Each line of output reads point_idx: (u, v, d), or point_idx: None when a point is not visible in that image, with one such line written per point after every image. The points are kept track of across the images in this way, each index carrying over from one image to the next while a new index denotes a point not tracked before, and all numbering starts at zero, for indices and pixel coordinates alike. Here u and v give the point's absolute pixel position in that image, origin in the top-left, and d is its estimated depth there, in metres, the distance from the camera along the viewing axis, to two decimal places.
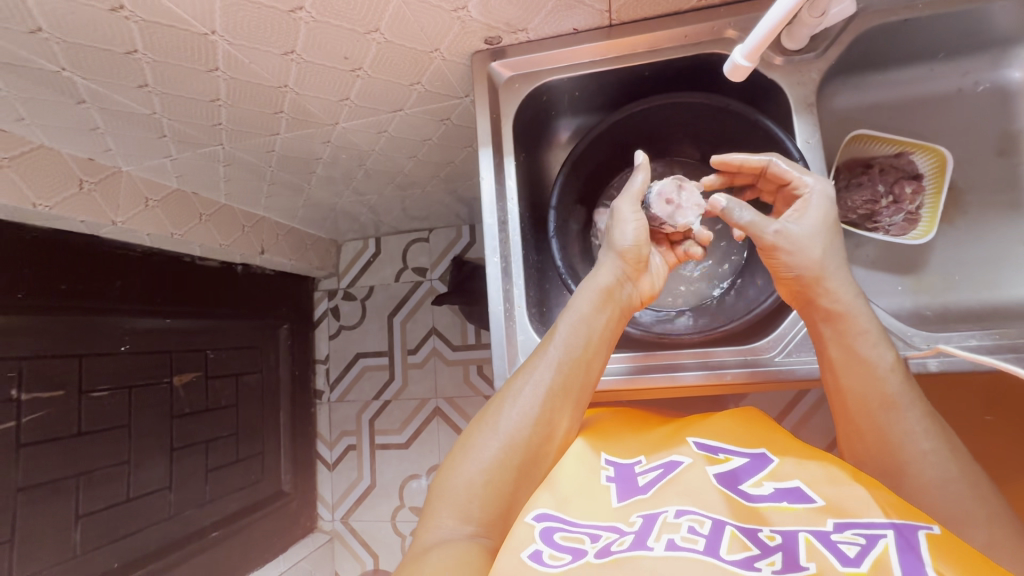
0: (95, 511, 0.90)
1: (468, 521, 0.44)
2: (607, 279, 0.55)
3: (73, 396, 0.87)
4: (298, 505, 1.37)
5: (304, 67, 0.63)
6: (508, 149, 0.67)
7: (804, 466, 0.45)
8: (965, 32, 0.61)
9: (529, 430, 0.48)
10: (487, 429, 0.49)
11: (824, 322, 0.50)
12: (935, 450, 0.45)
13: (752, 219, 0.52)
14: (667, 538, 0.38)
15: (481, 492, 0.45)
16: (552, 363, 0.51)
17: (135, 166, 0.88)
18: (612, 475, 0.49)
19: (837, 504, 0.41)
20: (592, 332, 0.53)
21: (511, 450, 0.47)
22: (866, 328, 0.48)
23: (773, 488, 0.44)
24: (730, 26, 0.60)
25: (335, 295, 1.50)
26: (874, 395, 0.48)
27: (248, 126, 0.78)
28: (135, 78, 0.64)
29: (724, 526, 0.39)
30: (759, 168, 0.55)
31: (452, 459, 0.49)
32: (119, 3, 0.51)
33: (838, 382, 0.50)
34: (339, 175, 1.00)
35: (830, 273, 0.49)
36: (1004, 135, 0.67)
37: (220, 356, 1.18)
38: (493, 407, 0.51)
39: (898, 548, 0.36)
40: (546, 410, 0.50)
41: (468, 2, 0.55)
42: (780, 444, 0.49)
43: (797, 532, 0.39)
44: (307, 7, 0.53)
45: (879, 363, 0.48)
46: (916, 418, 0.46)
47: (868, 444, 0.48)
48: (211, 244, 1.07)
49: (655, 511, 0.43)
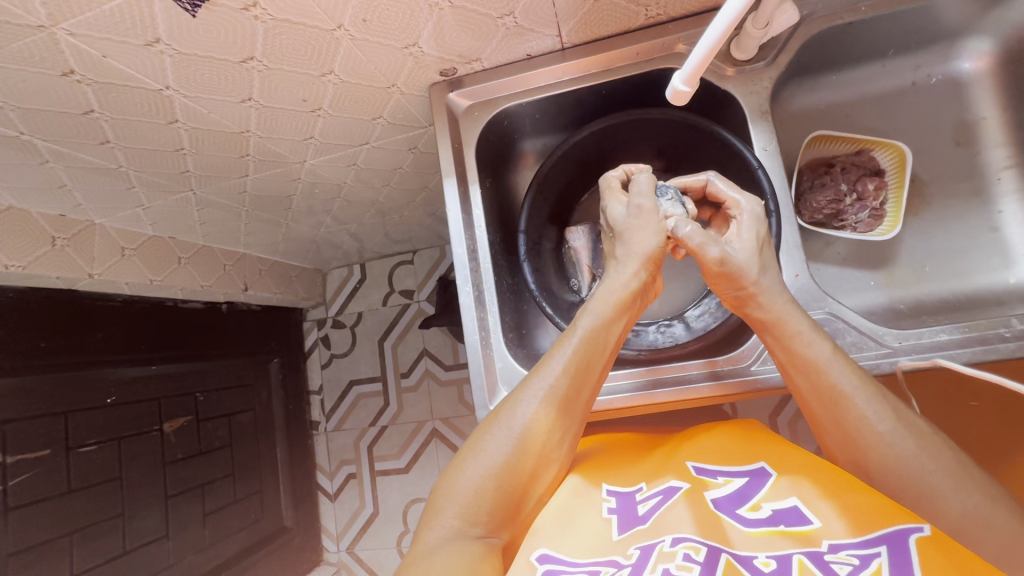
0: (92, 567, 0.89)
1: (476, 523, 0.44)
2: (629, 281, 0.52)
3: (61, 454, 0.87)
4: (302, 539, 1.36)
5: (264, 112, 0.63)
6: (472, 177, 0.67)
7: (803, 484, 0.43)
8: (911, 28, 0.62)
9: (539, 435, 0.48)
10: (496, 431, 0.48)
11: (762, 331, 0.51)
12: (891, 431, 0.45)
13: (699, 237, 0.50)
14: (663, 569, 0.38)
15: (487, 496, 0.45)
16: (568, 367, 0.49)
17: (108, 217, 0.88)
18: (614, 507, 0.47)
19: (835, 524, 0.39)
20: (608, 338, 0.51)
21: (521, 454, 0.47)
22: (798, 329, 0.49)
23: (770, 512, 0.43)
24: (680, 41, 0.61)
25: (324, 324, 1.50)
26: (825, 388, 0.48)
27: (216, 171, 0.78)
28: (97, 136, 0.64)
29: (719, 554, 0.39)
30: (699, 188, 0.57)
31: (460, 457, 0.48)
32: (69, 67, 0.52)
33: (793, 382, 0.50)
34: (316, 207, 1.00)
35: (760, 285, 0.50)
36: (960, 126, 0.68)
37: (210, 397, 1.17)
38: (503, 408, 0.50)
39: (890, 568, 0.35)
40: (555, 417, 0.48)
41: (419, 38, 0.56)
42: (776, 454, 0.48)
43: (791, 555, 0.38)
44: (258, 56, 0.54)
45: (817, 356, 0.48)
46: (867, 400, 0.46)
47: (835, 438, 0.48)
48: (193, 286, 1.06)
49: (652, 540, 0.42)
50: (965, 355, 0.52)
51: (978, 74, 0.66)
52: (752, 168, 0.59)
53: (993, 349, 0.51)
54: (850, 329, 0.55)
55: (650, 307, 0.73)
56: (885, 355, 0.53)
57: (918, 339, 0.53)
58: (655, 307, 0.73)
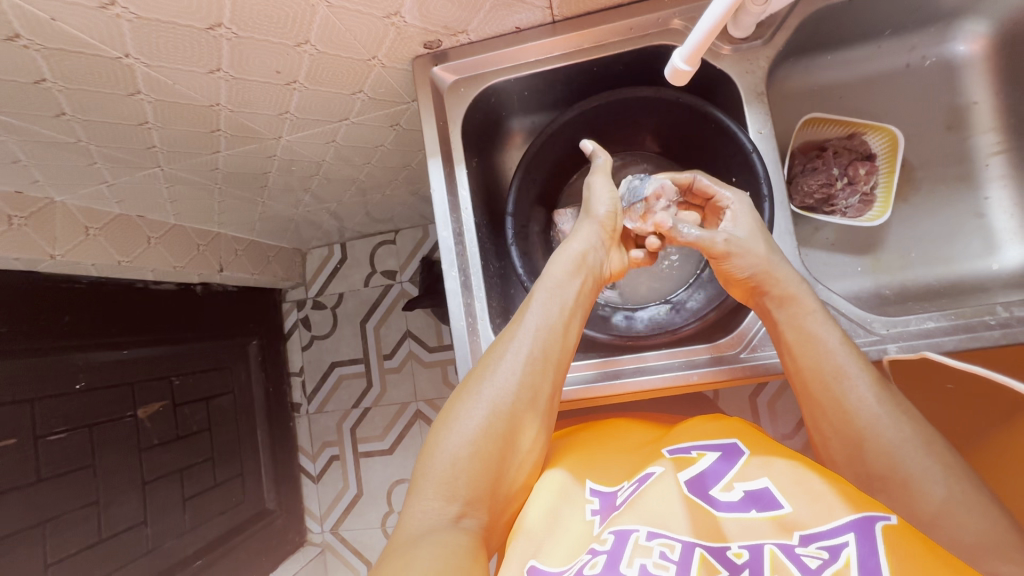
0: (67, 557, 0.87)
1: (454, 500, 0.43)
2: (582, 247, 0.56)
3: (28, 442, 0.84)
4: (285, 521, 1.35)
5: (234, 84, 0.59)
6: (459, 157, 0.65)
7: (771, 463, 0.44)
8: (909, 7, 0.61)
9: (511, 399, 0.47)
10: (469, 400, 0.47)
11: (778, 308, 0.52)
12: (887, 415, 0.46)
13: (699, 234, 0.55)
14: (639, 564, 0.38)
15: (466, 468, 0.44)
16: (532, 329, 0.50)
17: (69, 195, 0.83)
18: (597, 508, 0.47)
19: (805, 510, 0.40)
20: (566, 299, 0.53)
21: (495, 419, 0.46)
22: (812, 306, 0.50)
23: (743, 493, 0.43)
24: (675, 16, 0.58)
25: (304, 305, 1.46)
26: (828, 366, 0.48)
27: (185, 146, 0.73)
28: (51, 108, 0.60)
29: (694, 548, 0.39)
30: (688, 184, 0.60)
31: (435, 434, 0.47)
32: (15, 32, 0.47)
33: (794, 361, 0.50)
34: (294, 185, 0.95)
35: (773, 266, 0.52)
36: (951, 110, 0.68)
37: (186, 381, 1.14)
38: (473, 379, 0.49)
39: (859, 559, 0.35)
40: (527, 377, 0.48)
41: (401, 7, 0.52)
42: (750, 438, 0.48)
43: (762, 545, 0.38)
44: (226, 23, 0.50)
45: (828, 339, 0.49)
46: (867, 385, 0.47)
47: (831, 420, 0.48)
48: (164, 267, 1.02)
49: (627, 527, 0.42)
50: (951, 343, 0.52)
51: (972, 56, 0.66)
52: (746, 151, 0.57)
53: (977, 336, 0.52)
54: (839, 316, 0.55)
55: (639, 292, 0.73)
56: (873, 342, 0.54)
57: (906, 327, 0.53)
58: (643, 292, 0.73)
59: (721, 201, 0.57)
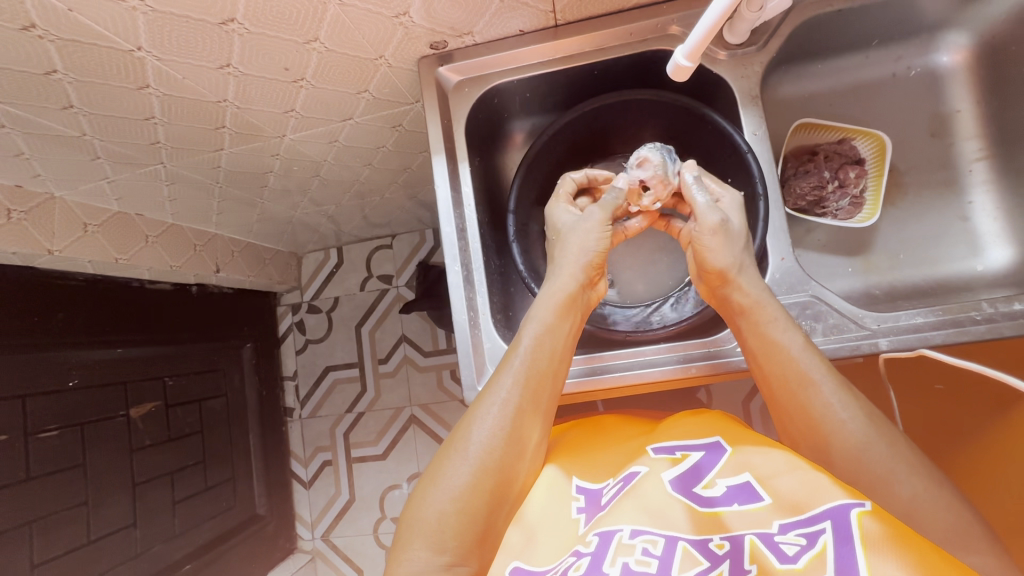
0: (54, 558, 0.86)
1: (443, 551, 0.43)
2: (569, 286, 0.54)
3: (18, 439, 0.83)
4: (276, 527, 1.33)
5: (243, 80, 0.60)
6: (462, 155, 0.66)
7: (753, 458, 0.45)
8: (895, 19, 0.64)
9: (499, 453, 0.47)
10: (455, 456, 0.47)
11: (739, 316, 0.52)
12: (853, 419, 0.46)
13: (702, 204, 0.54)
14: (622, 563, 0.39)
15: (453, 521, 0.44)
16: (518, 378, 0.50)
17: (70, 190, 0.83)
18: (583, 505, 0.47)
19: (785, 501, 0.40)
20: (555, 345, 0.52)
21: (482, 475, 0.46)
22: (774, 315, 0.50)
23: (725, 488, 0.43)
24: (673, 22, 0.61)
25: (299, 308, 1.46)
26: (791, 373, 0.48)
27: (189, 143, 0.74)
28: (58, 100, 0.60)
29: (677, 542, 0.40)
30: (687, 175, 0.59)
31: (421, 487, 0.47)
32: (30, 21, 0.48)
33: (760, 368, 0.51)
34: (293, 186, 0.96)
35: (741, 268, 0.52)
36: (935, 118, 0.71)
37: (179, 382, 1.13)
38: (460, 432, 0.49)
39: (835, 543, 0.36)
40: (513, 428, 0.48)
41: (409, 7, 0.54)
42: (733, 433, 0.49)
43: (744, 536, 0.39)
44: (239, 18, 0.51)
45: (791, 345, 0.49)
46: (832, 389, 0.47)
47: (797, 424, 0.48)
48: (161, 266, 1.01)
49: (611, 528, 0.42)
50: (940, 336, 0.54)
51: (955, 67, 0.69)
52: (741, 152, 0.59)
53: (964, 331, 0.54)
54: (832, 311, 0.56)
55: (637, 291, 0.74)
56: (865, 336, 0.55)
57: (896, 321, 0.55)
58: (640, 291, 0.74)
59: (714, 196, 0.56)
